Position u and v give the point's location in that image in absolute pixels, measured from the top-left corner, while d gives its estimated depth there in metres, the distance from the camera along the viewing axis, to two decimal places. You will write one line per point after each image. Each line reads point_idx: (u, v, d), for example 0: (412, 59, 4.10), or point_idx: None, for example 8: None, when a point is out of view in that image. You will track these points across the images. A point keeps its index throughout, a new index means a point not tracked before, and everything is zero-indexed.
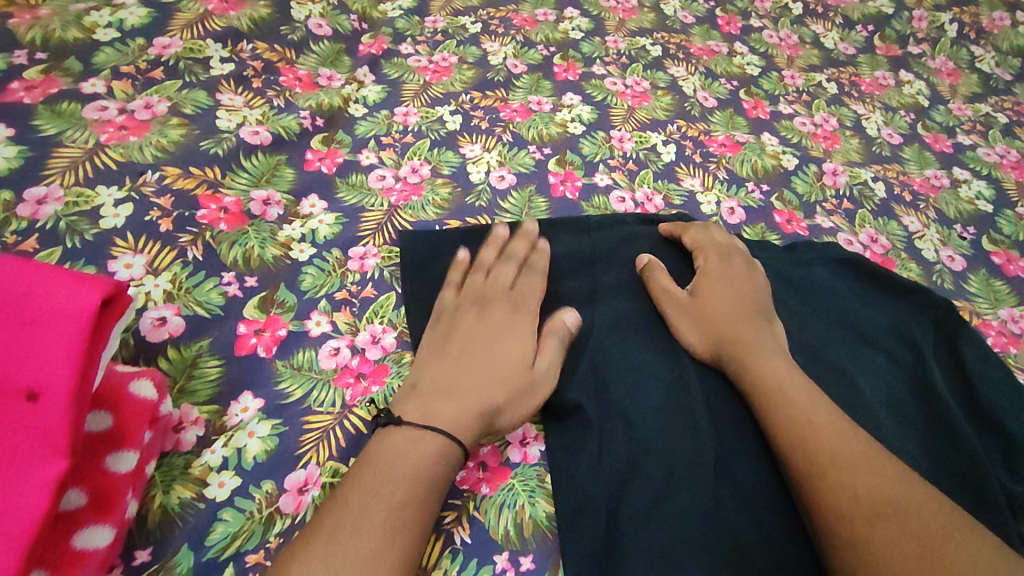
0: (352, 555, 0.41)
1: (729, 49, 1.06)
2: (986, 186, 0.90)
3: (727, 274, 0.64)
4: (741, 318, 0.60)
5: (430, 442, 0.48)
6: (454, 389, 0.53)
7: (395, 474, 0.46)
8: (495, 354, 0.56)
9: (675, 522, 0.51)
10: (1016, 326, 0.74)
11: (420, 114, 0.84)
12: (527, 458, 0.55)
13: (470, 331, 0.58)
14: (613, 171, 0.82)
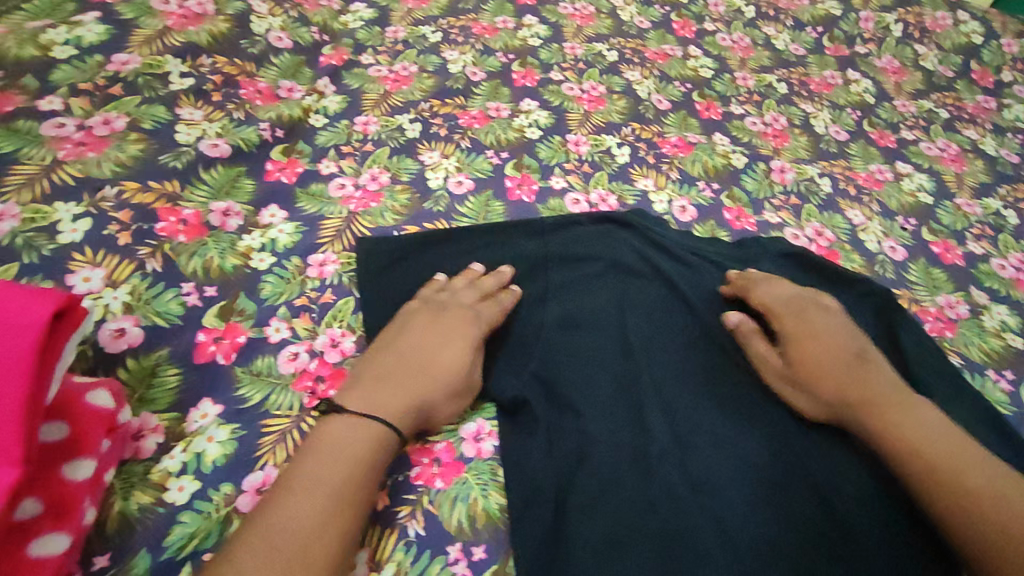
0: (292, 533, 0.43)
1: (683, 52, 1.10)
2: (927, 179, 0.94)
3: (810, 333, 0.63)
4: (846, 377, 0.59)
5: (374, 429, 0.51)
6: (399, 384, 0.55)
7: (336, 457, 0.48)
8: (435, 355, 0.58)
9: (621, 510, 0.53)
10: (953, 311, 0.78)
11: (380, 123, 0.86)
12: (480, 453, 0.58)
13: (423, 331, 0.60)
14: (569, 174, 0.84)
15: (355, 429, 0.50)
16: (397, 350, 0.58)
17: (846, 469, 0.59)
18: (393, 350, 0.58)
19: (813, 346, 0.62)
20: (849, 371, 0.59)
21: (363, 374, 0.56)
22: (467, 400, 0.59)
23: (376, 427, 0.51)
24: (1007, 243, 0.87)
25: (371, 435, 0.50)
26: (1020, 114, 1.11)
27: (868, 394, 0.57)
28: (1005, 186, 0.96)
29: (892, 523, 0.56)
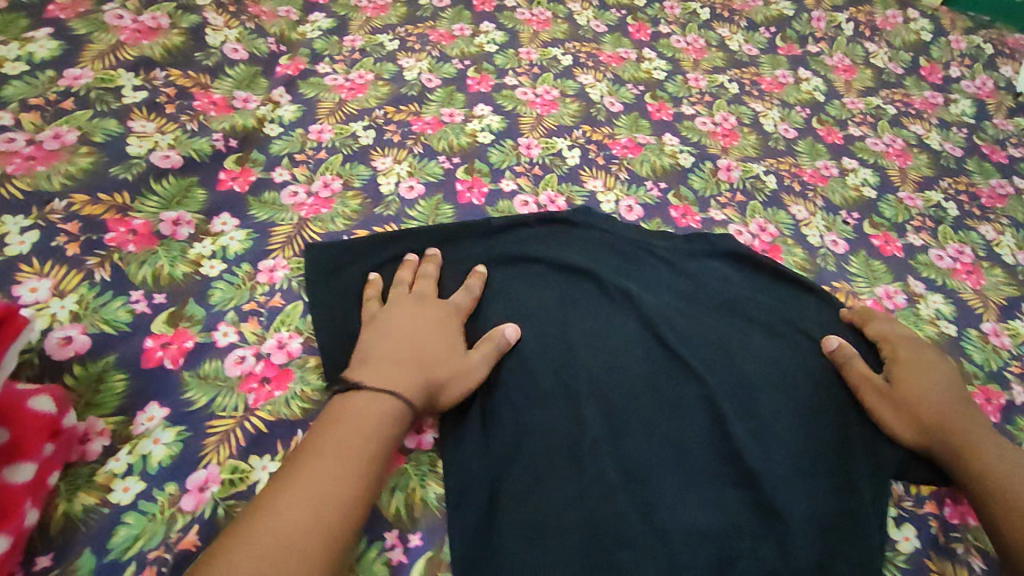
0: (323, 495, 0.47)
1: (637, 55, 1.12)
2: (871, 174, 0.97)
3: (913, 359, 0.68)
4: (948, 403, 0.63)
5: (382, 407, 0.55)
6: (397, 364, 0.58)
7: (361, 430, 0.52)
8: (429, 340, 0.61)
9: (550, 500, 0.56)
10: (891, 302, 0.80)
11: (334, 131, 0.88)
12: (420, 444, 0.60)
13: (418, 320, 0.63)
14: (519, 177, 0.87)
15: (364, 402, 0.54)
16: (391, 335, 0.61)
17: (775, 455, 0.62)
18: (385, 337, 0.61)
19: (919, 373, 0.66)
20: (952, 401, 0.63)
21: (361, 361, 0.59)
22: (472, 381, 0.61)
23: (381, 406, 0.54)
24: (946, 235, 0.90)
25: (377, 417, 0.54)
26: (966, 108, 1.14)
27: (961, 420, 0.62)
28: (947, 179, 0.99)
29: (818, 507, 0.59)
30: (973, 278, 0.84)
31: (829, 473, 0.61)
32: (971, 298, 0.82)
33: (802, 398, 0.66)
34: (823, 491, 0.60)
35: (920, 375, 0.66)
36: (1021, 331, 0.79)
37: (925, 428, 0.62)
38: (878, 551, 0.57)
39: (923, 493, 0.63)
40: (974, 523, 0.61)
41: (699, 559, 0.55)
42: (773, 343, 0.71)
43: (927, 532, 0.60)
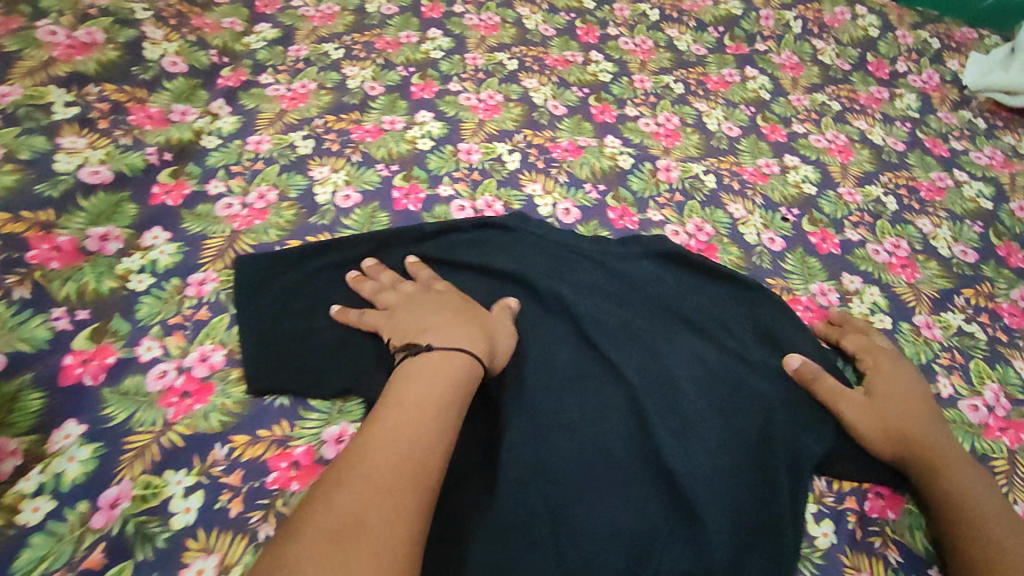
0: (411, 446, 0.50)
1: (584, 58, 1.13)
2: (812, 171, 0.98)
3: (890, 372, 0.70)
4: (914, 412, 0.66)
5: (456, 360, 0.59)
6: (452, 331, 0.62)
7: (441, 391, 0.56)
8: (466, 311, 0.66)
9: (470, 505, 0.58)
10: (825, 298, 0.81)
11: (272, 142, 0.89)
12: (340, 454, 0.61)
13: (446, 298, 0.68)
14: (457, 182, 0.87)
15: (428, 369, 0.57)
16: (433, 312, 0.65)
17: (694, 455, 0.63)
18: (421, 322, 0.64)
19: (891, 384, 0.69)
20: (919, 411, 0.66)
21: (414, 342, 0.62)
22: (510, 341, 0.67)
23: (461, 357, 0.59)
24: (884, 229, 0.91)
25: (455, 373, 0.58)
26: (911, 103, 1.15)
27: (930, 433, 0.64)
28: (888, 174, 1.00)
29: (733, 508, 0.60)
30: (908, 271, 0.85)
31: (749, 473, 0.62)
32: (905, 291, 0.83)
33: (726, 398, 0.68)
34: (741, 492, 0.61)
35: (894, 390, 0.68)
36: (954, 323, 0.80)
37: (892, 439, 0.64)
38: (789, 548, 0.58)
39: (843, 489, 0.64)
40: (892, 516, 0.63)
41: (611, 560, 0.56)
42: (702, 345, 0.72)
43: (845, 527, 0.62)
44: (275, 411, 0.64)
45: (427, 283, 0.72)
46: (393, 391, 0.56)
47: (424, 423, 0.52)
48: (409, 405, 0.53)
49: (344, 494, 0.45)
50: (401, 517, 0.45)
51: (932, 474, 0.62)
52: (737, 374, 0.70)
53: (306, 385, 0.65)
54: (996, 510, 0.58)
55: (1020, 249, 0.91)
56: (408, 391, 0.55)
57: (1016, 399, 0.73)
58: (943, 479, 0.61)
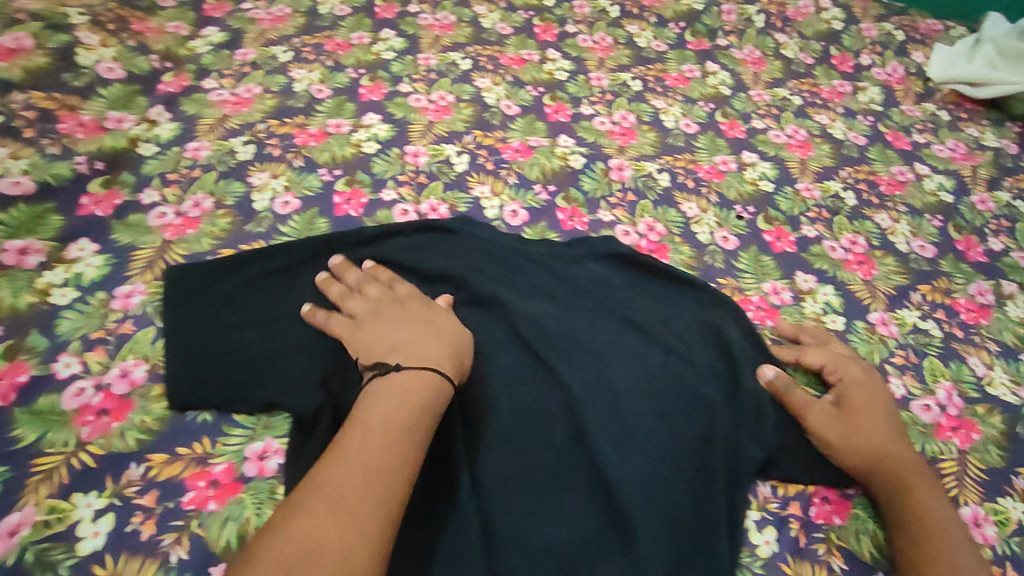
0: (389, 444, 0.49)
1: (540, 56, 1.10)
2: (770, 167, 0.96)
3: (863, 383, 0.68)
4: (882, 425, 0.65)
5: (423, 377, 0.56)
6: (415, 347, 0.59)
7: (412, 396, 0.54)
8: (430, 320, 0.64)
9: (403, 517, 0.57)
10: (778, 298, 0.79)
11: (211, 148, 0.87)
12: (262, 471, 0.60)
13: (410, 308, 0.65)
14: (401, 186, 0.85)
15: (394, 389, 0.54)
16: (399, 325, 0.62)
17: (632, 465, 0.62)
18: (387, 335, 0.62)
19: (863, 398, 0.67)
20: (887, 425, 0.65)
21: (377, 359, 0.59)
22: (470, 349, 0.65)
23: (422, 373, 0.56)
24: (841, 225, 0.89)
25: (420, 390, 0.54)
26: (875, 96, 1.13)
27: (899, 451, 0.63)
28: (848, 168, 0.98)
29: (670, 517, 0.60)
30: (864, 269, 0.83)
31: (688, 482, 0.62)
32: (860, 289, 0.81)
33: (669, 403, 0.66)
34: (679, 500, 0.61)
35: (866, 402, 0.67)
36: (909, 321, 0.78)
37: (864, 454, 0.62)
38: (722, 557, 0.58)
39: (789, 495, 0.64)
40: (839, 522, 0.63)
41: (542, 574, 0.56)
42: (647, 349, 0.70)
43: (788, 534, 0.61)
44: (197, 426, 0.62)
45: (388, 288, 0.69)
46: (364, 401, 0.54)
47: (394, 445, 0.49)
48: (382, 427, 0.50)
49: (304, 519, 0.42)
50: (360, 545, 0.42)
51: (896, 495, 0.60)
52: (681, 378, 0.68)
53: (231, 400, 0.63)
54: (954, 537, 0.58)
55: (980, 243, 0.89)
56: (380, 410, 0.52)
57: (969, 396, 0.72)
58: (908, 502, 0.60)
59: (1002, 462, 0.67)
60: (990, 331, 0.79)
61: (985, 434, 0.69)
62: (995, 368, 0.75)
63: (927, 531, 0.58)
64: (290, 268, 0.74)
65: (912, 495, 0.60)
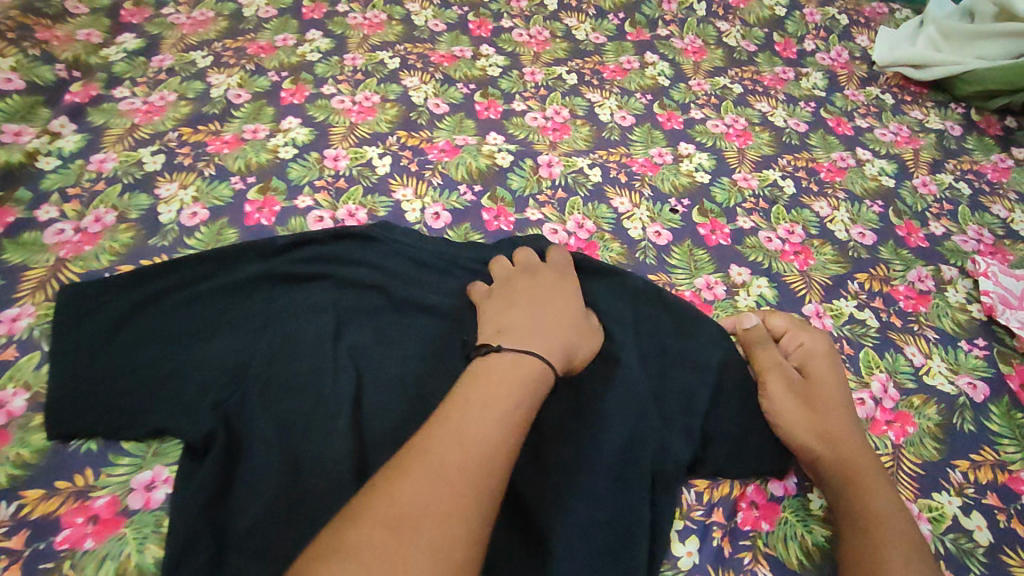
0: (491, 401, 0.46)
1: (473, 53, 1.05)
2: (706, 158, 0.93)
3: (822, 358, 0.67)
4: (833, 406, 0.63)
5: (530, 364, 0.51)
6: (536, 329, 0.56)
7: (525, 369, 0.50)
8: (551, 305, 0.61)
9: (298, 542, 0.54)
10: (710, 293, 0.77)
11: (118, 159, 0.82)
12: (148, 502, 0.56)
13: (537, 290, 0.63)
14: (318, 192, 0.82)
15: (507, 366, 0.50)
16: (520, 304, 0.61)
17: (548, 476, 0.58)
18: (507, 309, 0.60)
19: (821, 377, 0.65)
20: (839, 408, 0.63)
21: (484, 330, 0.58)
22: (590, 342, 0.62)
23: (532, 359, 0.52)
24: (778, 215, 0.86)
25: (531, 374, 0.50)
26: (817, 82, 1.09)
27: (850, 433, 0.61)
28: (787, 156, 0.95)
29: (585, 529, 0.56)
30: (801, 259, 0.81)
31: (609, 492, 0.58)
32: (795, 280, 0.79)
33: (592, 407, 0.61)
34: (598, 512, 0.57)
35: (822, 379, 0.65)
36: (846, 311, 0.76)
37: (811, 433, 0.61)
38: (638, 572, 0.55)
39: (714, 500, 0.61)
40: (767, 528, 0.60)
41: None
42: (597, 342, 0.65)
43: (710, 545, 0.59)
44: (80, 457, 0.58)
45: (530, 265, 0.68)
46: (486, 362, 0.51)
47: (502, 419, 0.45)
48: (485, 401, 0.45)
49: (409, 484, 0.39)
50: (461, 518, 0.38)
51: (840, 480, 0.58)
52: (610, 379, 0.63)
53: (116, 427, 0.59)
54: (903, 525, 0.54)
55: (921, 228, 0.87)
56: (483, 384, 0.47)
57: (905, 387, 0.70)
58: (849, 483, 0.58)
59: (938, 455, 0.65)
60: (929, 318, 0.77)
61: (920, 426, 0.67)
62: (933, 356, 0.73)
63: (873, 516, 0.55)
64: (191, 281, 0.68)
65: (859, 480, 0.58)
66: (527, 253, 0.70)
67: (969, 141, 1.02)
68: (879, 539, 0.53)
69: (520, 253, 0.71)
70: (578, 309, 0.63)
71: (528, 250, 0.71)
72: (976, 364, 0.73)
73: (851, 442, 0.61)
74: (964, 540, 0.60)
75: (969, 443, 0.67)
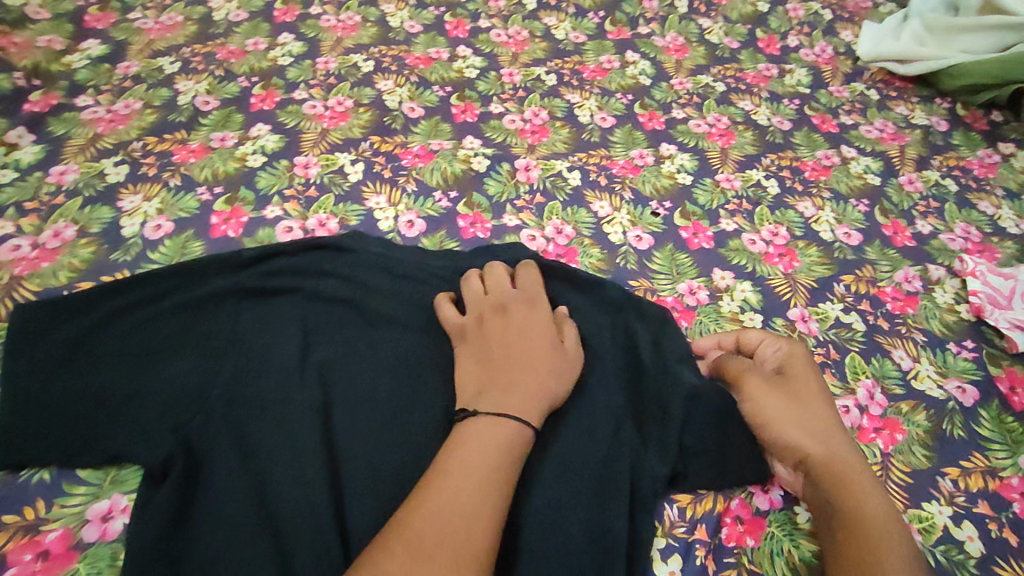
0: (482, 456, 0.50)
1: (450, 54, 1.02)
2: (689, 159, 0.91)
3: (803, 359, 0.63)
4: (820, 404, 0.59)
5: (504, 429, 0.52)
6: (519, 386, 0.56)
7: (504, 428, 0.52)
8: (527, 348, 0.59)
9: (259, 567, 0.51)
10: (693, 298, 0.75)
11: (79, 171, 0.80)
12: (104, 534, 0.55)
13: (510, 330, 0.61)
14: (287, 202, 0.79)
15: (486, 430, 0.52)
16: (494, 354, 0.59)
17: (522, 495, 0.56)
18: (485, 362, 0.59)
19: (803, 375, 0.62)
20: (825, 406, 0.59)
21: (465, 392, 0.57)
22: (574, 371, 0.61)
23: (510, 424, 0.53)
24: (762, 216, 0.84)
25: (507, 438, 0.52)
26: (801, 78, 1.07)
27: (840, 433, 0.57)
28: (771, 155, 0.93)
29: (560, 549, 0.54)
30: (785, 261, 0.79)
31: (586, 508, 0.56)
32: (779, 283, 0.77)
33: (569, 422, 0.60)
34: (574, 530, 0.55)
35: (806, 376, 0.61)
36: (831, 314, 0.74)
37: (801, 430, 0.57)
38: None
39: (697, 517, 0.59)
40: (752, 543, 0.59)
41: None
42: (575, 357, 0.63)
43: (694, 563, 0.57)
44: (31, 488, 0.56)
45: (498, 292, 0.65)
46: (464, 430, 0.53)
47: (480, 488, 0.48)
48: (462, 471, 0.48)
49: (392, 562, 0.42)
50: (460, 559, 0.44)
51: (827, 478, 0.54)
52: (585, 396, 0.62)
53: (70, 454, 0.56)
54: (895, 528, 0.50)
55: (907, 226, 0.85)
56: (459, 454, 0.50)
57: (893, 393, 0.68)
58: (843, 482, 0.53)
59: (927, 463, 0.64)
60: (916, 321, 0.75)
61: (909, 433, 0.66)
62: (922, 360, 0.71)
63: (862, 516, 0.50)
64: (153, 296, 0.65)
65: (847, 479, 0.53)
66: (493, 273, 0.67)
67: (956, 137, 1.00)
68: (873, 538, 0.49)
69: (487, 275, 0.67)
70: (557, 341, 0.61)
71: (497, 266, 0.68)
72: (965, 367, 0.72)
73: (840, 440, 0.57)
74: (955, 551, 0.58)
75: (959, 450, 0.65)
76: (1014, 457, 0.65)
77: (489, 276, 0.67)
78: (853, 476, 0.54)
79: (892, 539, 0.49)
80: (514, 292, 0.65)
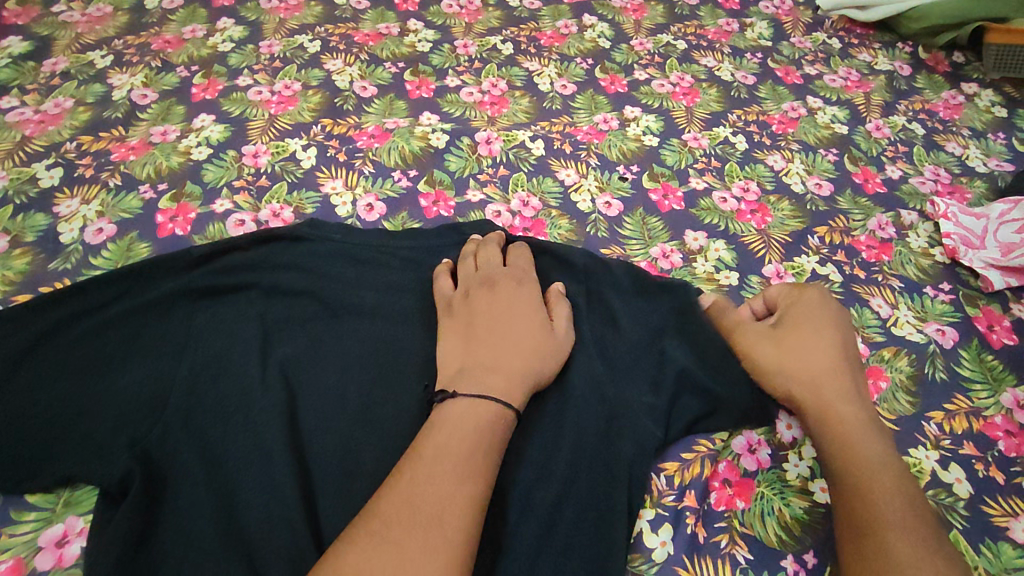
0: (455, 441, 0.47)
1: (400, 29, 0.98)
2: (654, 120, 0.88)
3: (820, 310, 0.64)
4: (813, 356, 0.60)
5: (485, 411, 0.50)
6: (501, 364, 0.54)
7: (483, 409, 0.50)
8: (511, 327, 0.58)
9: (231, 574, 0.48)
10: (667, 262, 0.73)
11: (9, 177, 0.74)
12: (62, 560, 0.52)
13: (495, 309, 0.59)
14: (237, 193, 0.75)
15: (467, 413, 0.50)
16: (476, 333, 0.57)
17: (504, 480, 0.54)
18: (469, 339, 0.57)
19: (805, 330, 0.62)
20: (826, 358, 0.60)
21: (446, 371, 0.55)
22: (563, 354, 0.59)
23: (491, 405, 0.50)
24: (732, 172, 0.82)
25: (484, 419, 0.50)
26: (763, 31, 1.05)
27: (834, 381, 0.58)
28: (737, 111, 0.91)
29: (546, 531, 0.52)
30: (757, 217, 0.78)
31: (571, 486, 0.54)
32: (753, 240, 0.75)
33: (549, 401, 0.58)
34: (559, 510, 0.53)
35: (816, 327, 0.62)
36: (807, 267, 0.73)
37: (791, 382, 0.59)
38: (611, 571, 0.50)
39: (685, 483, 0.58)
40: (743, 505, 0.57)
41: None
42: (568, 329, 0.60)
43: (684, 532, 0.56)
44: None
45: (487, 268, 0.63)
46: (441, 411, 0.51)
47: (454, 471, 0.46)
48: (435, 455, 0.46)
49: (354, 553, 0.41)
50: (427, 547, 0.41)
51: (824, 433, 0.56)
52: (563, 372, 0.60)
53: (18, 479, 0.53)
54: (895, 477, 0.51)
55: (878, 173, 0.84)
56: (434, 439, 0.48)
57: (874, 341, 0.68)
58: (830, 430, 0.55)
59: (911, 408, 0.63)
60: (892, 267, 0.74)
61: (893, 381, 0.65)
62: (900, 306, 0.71)
63: (852, 459, 0.53)
64: (100, 305, 0.61)
65: (839, 427, 0.55)
66: (488, 247, 0.66)
67: (919, 81, 0.99)
68: (865, 487, 0.51)
69: (481, 249, 0.66)
70: (543, 321, 0.59)
71: (491, 242, 0.67)
72: (942, 310, 0.71)
73: (831, 390, 0.58)
74: (945, 494, 0.58)
75: (942, 393, 0.65)
76: (995, 395, 0.65)
77: (482, 251, 0.66)
78: (852, 427, 0.55)
79: (887, 491, 0.50)
80: (502, 267, 0.63)
